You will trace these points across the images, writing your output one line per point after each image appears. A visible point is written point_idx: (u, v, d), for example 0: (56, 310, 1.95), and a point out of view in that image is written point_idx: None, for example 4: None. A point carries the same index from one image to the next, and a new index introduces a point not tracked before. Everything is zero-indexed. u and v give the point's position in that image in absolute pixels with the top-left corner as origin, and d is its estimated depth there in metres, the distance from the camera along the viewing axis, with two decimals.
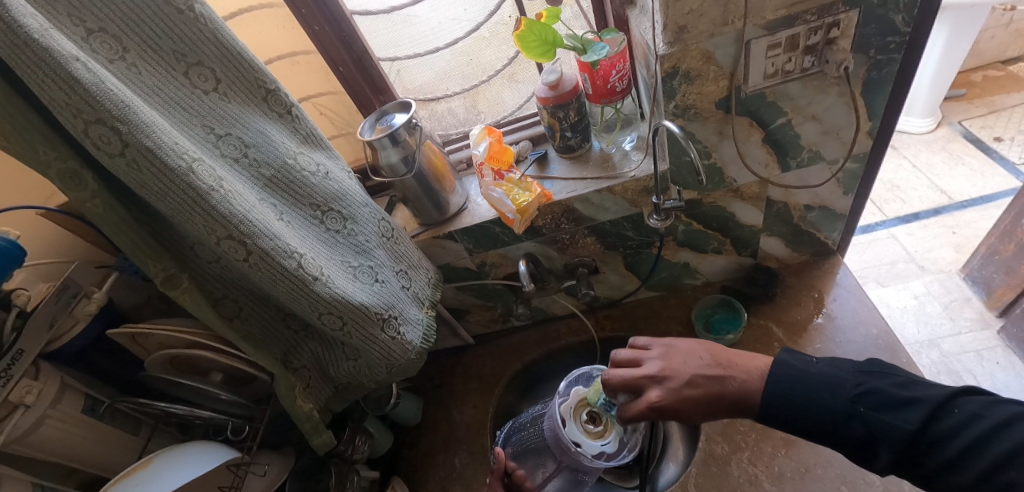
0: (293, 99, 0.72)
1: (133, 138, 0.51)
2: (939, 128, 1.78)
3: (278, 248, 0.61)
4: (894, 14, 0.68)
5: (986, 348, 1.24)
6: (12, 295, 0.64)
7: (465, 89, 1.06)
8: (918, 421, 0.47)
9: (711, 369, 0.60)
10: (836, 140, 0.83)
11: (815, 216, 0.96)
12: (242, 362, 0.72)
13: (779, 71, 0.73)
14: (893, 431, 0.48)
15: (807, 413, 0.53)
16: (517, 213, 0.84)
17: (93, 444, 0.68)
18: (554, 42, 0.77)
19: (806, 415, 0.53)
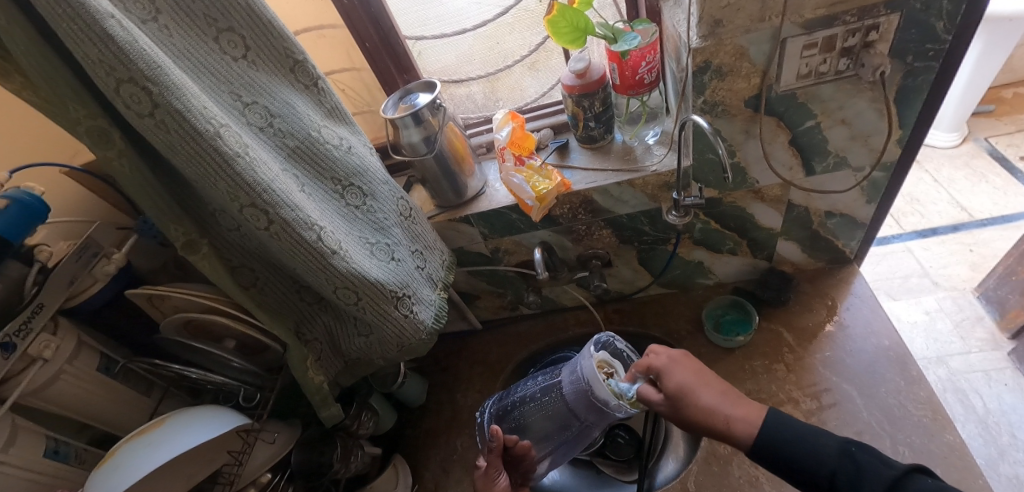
0: (320, 72, 0.72)
1: (163, 100, 0.51)
2: (964, 143, 1.75)
3: (299, 219, 0.62)
4: (936, 20, 0.66)
5: (995, 368, 1.22)
6: (35, 250, 0.65)
7: (485, 74, 1.05)
8: (901, 471, 0.50)
9: (708, 404, 0.63)
10: (864, 147, 0.81)
11: (835, 223, 0.95)
12: (255, 330, 0.73)
13: (812, 72, 0.72)
14: (874, 474, 0.50)
15: (790, 455, 0.56)
16: (536, 201, 0.84)
17: (107, 402, 0.69)
18: (585, 29, 0.76)
19: (790, 448, 0.56)
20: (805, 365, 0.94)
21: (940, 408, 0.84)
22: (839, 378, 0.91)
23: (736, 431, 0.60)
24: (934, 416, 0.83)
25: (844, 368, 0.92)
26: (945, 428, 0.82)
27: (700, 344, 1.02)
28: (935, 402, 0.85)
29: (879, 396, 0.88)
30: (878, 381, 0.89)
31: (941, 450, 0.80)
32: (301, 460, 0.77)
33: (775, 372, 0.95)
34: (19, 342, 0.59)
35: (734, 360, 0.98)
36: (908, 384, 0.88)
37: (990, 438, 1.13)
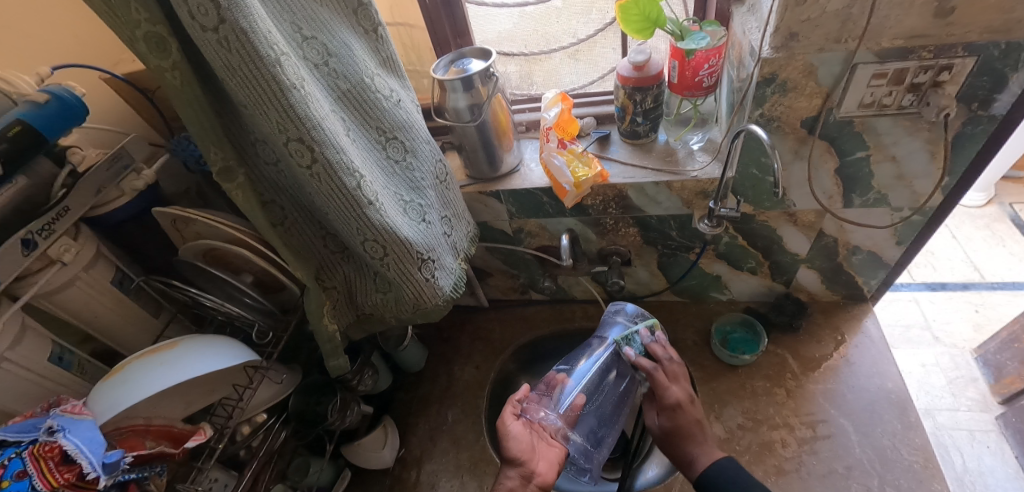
0: (381, 18, 0.70)
1: (230, 16, 0.49)
2: (988, 205, 1.75)
3: (342, 163, 0.60)
4: (1011, 70, 0.65)
5: (980, 429, 1.23)
6: (67, 152, 0.63)
7: (525, 54, 1.04)
8: None
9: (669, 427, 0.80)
10: (908, 188, 0.81)
11: (860, 259, 0.94)
12: (278, 270, 0.72)
13: (875, 103, 0.70)
14: None
15: None
16: (573, 186, 0.83)
17: (116, 316, 0.68)
18: (655, 20, 0.75)
19: None
20: (806, 394, 0.94)
21: (933, 457, 0.84)
22: (837, 412, 0.92)
23: (703, 465, 0.75)
24: (925, 464, 0.84)
25: (843, 403, 0.92)
26: (935, 477, 0.82)
27: (703, 357, 1.02)
28: (928, 450, 0.85)
29: (873, 435, 0.88)
30: (875, 421, 0.90)
31: None
32: (298, 403, 0.81)
33: (774, 395, 0.95)
34: (41, 242, 0.58)
35: (735, 378, 0.98)
36: (904, 428, 0.88)
37: None
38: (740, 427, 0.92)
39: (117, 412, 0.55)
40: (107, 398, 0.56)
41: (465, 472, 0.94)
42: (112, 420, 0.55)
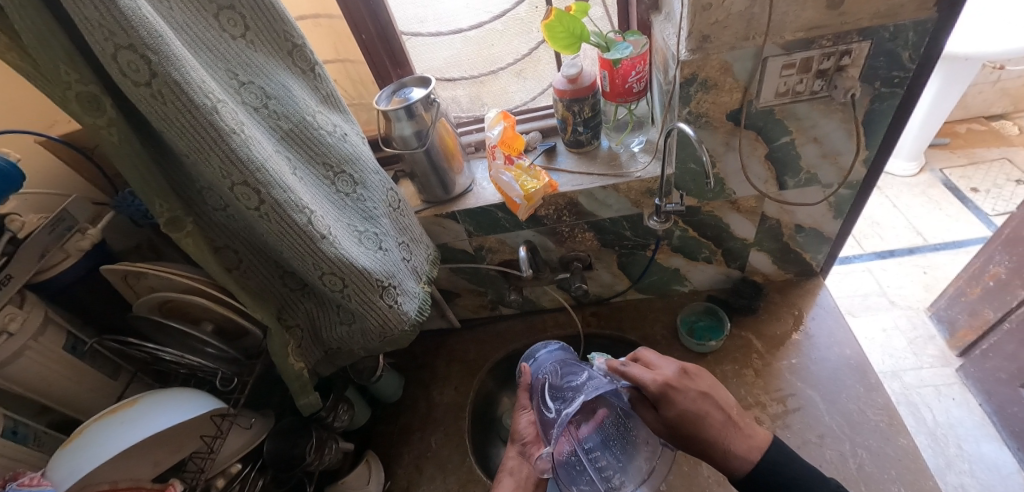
0: (318, 58, 0.72)
1: (162, 70, 0.50)
2: (921, 173, 1.86)
3: (291, 201, 0.61)
4: (902, 49, 0.71)
5: (944, 384, 1.29)
6: (5, 219, 0.62)
7: (469, 78, 1.07)
8: None
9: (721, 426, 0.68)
10: (833, 165, 0.86)
11: (804, 236, 1.00)
12: (238, 315, 0.72)
13: (789, 91, 0.76)
14: None
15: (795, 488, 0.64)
16: (523, 199, 0.86)
17: (71, 382, 0.66)
18: (580, 36, 0.79)
19: None
20: (773, 371, 0.98)
21: (896, 414, 0.88)
22: (804, 384, 0.95)
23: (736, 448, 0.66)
24: (890, 421, 0.88)
25: (808, 374, 0.96)
26: (900, 432, 0.86)
27: (673, 349, 1.05)
28: (891, 408, 0.89)
29: (840, 401, 0.92)
30: (840, 387, 0.94)
31: (896, 453, 0.84)
32: (274, 448, 0.76)
33: (744, 376, 0.99)
34: None
35: (705, 365, 1.02)
36: (867, 390, 0.92)
37: (939, 449, 1.19)
38: None
39: (77, 478, 0.54)
40: (65, 465, 0.54)
41: None
42: (73, 488, 0.54)
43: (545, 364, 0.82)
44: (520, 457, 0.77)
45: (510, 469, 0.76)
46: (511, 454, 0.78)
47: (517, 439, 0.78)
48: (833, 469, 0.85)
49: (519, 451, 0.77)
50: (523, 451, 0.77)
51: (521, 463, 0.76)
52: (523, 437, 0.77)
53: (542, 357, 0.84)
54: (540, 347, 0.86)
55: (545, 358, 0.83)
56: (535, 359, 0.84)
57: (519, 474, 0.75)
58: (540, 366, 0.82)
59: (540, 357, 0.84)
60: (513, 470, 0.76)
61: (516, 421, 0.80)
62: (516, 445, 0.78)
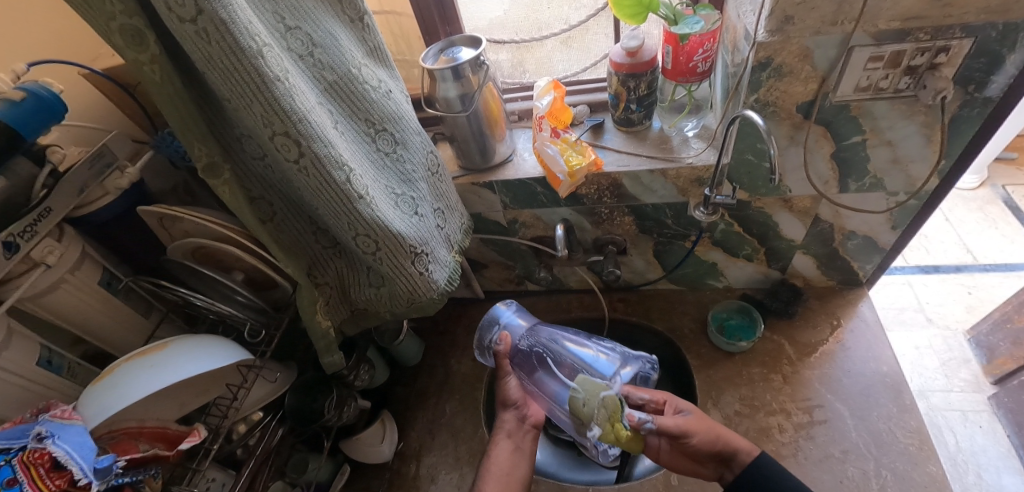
0: (367, 6, 0.68)
1: (209, 7, 0.47)
2: (981, 187, 1.74)
3: (330, 157, 0.59)
4: (1008, 51, 0.64)
5: (973, 409, 1.24)
6: (47, 150, 0.62)
7: (517, 41, 1.02)
8: None
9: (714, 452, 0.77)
10: (903, 172, 0.80)
11: (855, 244, 0.94)
12: (268, 267, 0.71)
13: (871, 86, 0.69)
14: None
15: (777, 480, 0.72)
16: (567, 176, 0.82)
17: (104, 318, 0.66)
18: (648, 5, 0.73)
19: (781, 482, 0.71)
20: (802, 379, 0.95)
21: (928, 439, 0.85)
22: (833, 396, 0.92)
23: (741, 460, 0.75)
24: (920, 446, 0.84)
25: (839, 387, 0.93)
26: (930, 458, 0.83)
27: (700, 344, 1.02)
28: (923, 432, 0.86)
29: (869, 419, 0.89)
30: (871, 404, 0.90)
31: (922, 479, 0.81)
32: (295, 402, 0.78)
33: (771, 381, 0.95)
34: (24, 244, 0.56)
35: (732, 364, 0.99)
36: (900, 411, 0.88)
37: (957, 475, 1.15)
38: (736, 413, 0.93)
39: (107, 416, 0.54)
40: (96, 401, 0.55)
41: (464, 464, 0.94)
42: (104, 424, 0.55)
43: (516, 331, 0.92)
44: (516, 420, 0.85)
45: (508, 431, 0.83)
46: (506, 417, 0.85)
47: (510, 404, 0.85)
48: (854, 486, 0.82)
49: (514, 415, 0.85)
50: (518, 415, 0.86)
51: (517, 425, 0.85)
52: (516, 401, 0.86)
53: (507, 321, 0.94)
54: (502, 309, 0.95)
55: (513, 323, 0.93)
56: (505, 321, 0.94)
57: (517, 436, 0.84)
58: (513, 329, 0.92)
59: (508, 321, 0.94)
60: (510, 432, 0.84)
61: (504, 389, 0.86)
62: (509, 409, 0.86)
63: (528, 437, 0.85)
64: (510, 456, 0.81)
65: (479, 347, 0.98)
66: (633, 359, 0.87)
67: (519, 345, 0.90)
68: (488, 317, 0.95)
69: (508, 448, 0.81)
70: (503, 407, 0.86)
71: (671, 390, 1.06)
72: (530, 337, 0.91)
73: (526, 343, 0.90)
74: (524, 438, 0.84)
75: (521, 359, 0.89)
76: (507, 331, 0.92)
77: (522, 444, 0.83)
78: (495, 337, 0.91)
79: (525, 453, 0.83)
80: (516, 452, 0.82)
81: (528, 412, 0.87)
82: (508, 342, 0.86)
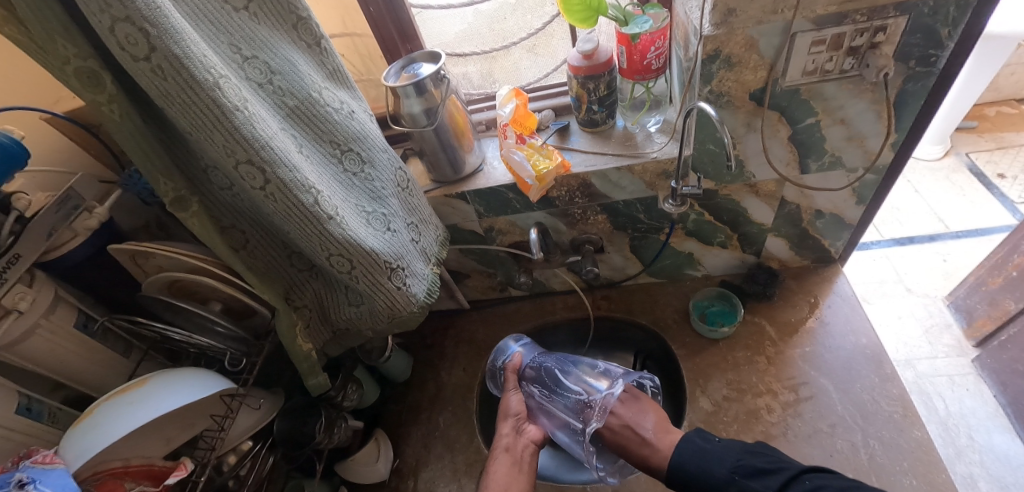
0: (323, 31, 0.70)
1: (161, 44, 0.48)
2: (946, 157, 1.79)
3: (297, 180, 0.60)
4: (941, 25, 0.67)
5: (959, 374, 1.27)
6: (11, 197, 0.61)
7: (481, 53, 1.04)
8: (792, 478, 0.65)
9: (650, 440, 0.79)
10: (859, 148, 0.83)
11: (824, 222, 0.97)
12: (245, 294, 0.71)
13: (817, 69, 0.72)
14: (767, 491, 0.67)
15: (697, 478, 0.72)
16: (535, 180, 0.83)
17: (83, 360, 0.66)
18: (597, 9, 0.75)
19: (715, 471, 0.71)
20: (786, 359, 0.96)
21: (911, 405, 0.87)
22: (817, 373, 0.94)
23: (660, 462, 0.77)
24: (905, 413, 0.86)
25: (822, 363, 0.95)
26: (915, 424, 0.85)
27: (684, 334, 1.04)
28: (906, 399, 0.87)
29: (854, 391, 0.90)
30: (854, 377, 0.92)
31: (909, 445, 0.83)
32: (284, 427, 0.77)
33: (756, 363, 0.97)
34: None
35: (717, 351, 1.00)
36: (882, 381, 0.90)
37: (949, 439, 1.18)
38: (725, 398, 0.94)
39: (89, 457, 0.54)
40: (78, 443, 0.55)
41: (461, 475, 0.94)
42: (86, 466, 0.55)
43: (528, 356, 0.98)
44: (513, 432, 0.86)
45: (505, 446, 0.84)
46: (505, 431, 0.86)
47: (510, 415, 0.88)
48: (843, 458, 0.84)
49: (513, 427, 0.87)
50: (515, 427, 0.87)
51: (515, 439, 0.85)
52: (515, 412, 0.89)
53: (515, 351, 0.99)
54: (510, 342, 1.00)
55: (526, 349, 0.99)
56: (513, 350, 0.99)
57: (515, 451, 0.83)
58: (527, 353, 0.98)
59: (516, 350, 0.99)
60: (508, 447, 0.84)
61: (505, 401, 0.91)
62: (507, 420, 0.88)
63: (527, 451, 0.84)
64: (509, 470, 0.80)
65: (494, 381, 1.02)
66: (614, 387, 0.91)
67: (527, 368, 0.96)
68: (499, 346, 1.02)
69: (506, 462, 0.81)
70: (503, 419, 0.89)
71: (661, 382, 1.07)
72: (538, 362, 0.96)
73: (533, 369, 0.96)
74: (522, 454, 0.83)
75: (530, 379, 0.95)
76: (518, 354, 0.98)
77: (520, 459, 0.82)
78: (505, 361, 0.98)
79: (524, 469, 0.81)
80: (513, 467, 0.81)
81: (525, 427, 0.88)
82: (518, 362, 0.95)
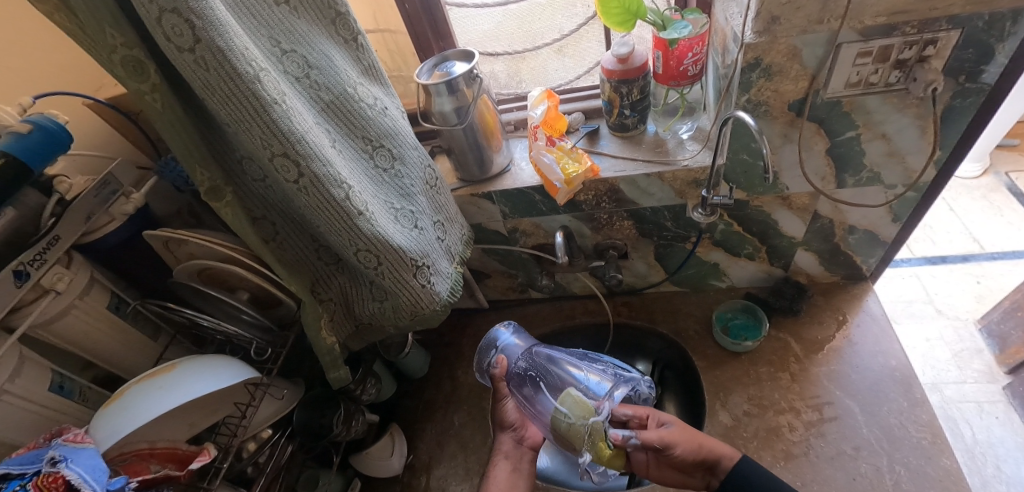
0: (361, 27, 0.70)
1: (206, 36, 0.49)
2: (984, 176, 1.73)
3: (329, 175, 0.60)
4: (996, 41, 0.64)
5: (988, 401, 1.23)
6: (54, 181, 0.63)
7: (511, 53, 1.03)
8: None
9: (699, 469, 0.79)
10: (899, 164, 0.80)
11: (856, 238, 0.94)
12: (271, 285, 0.72)
13: (861, 81, 0.70)
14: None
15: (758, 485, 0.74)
16: (563, 183, 0.83)
17: (114, 342, 0.67)
18: (636, 13, 0.74)
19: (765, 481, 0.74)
20: (810, 377, 0.94)
21: (941, 432, 0.84)
22: (842, 393, 0.91)
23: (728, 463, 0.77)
24: (934, 439, 0.84)
25: (848, 383, 0.92)
26: (944, 452, 0.82)
27: (705, 345, 1.02)
28: (936, 426, 0.85)
29: (880, 414, 0.88)
30: (881, 400, 0.89)
31: (937, 473, 0.80)
32: (303, 417, 0.78)
33: (779, 380, 0.95)
34: (33, 272, 0.58)
35: (739, 364, 0.98)
36: (910, 405, 0.88)
37: (975, 467, 1.14)
38: (746, 414, 0.92)
39: (119, 438, 0.55)
40: (108, 423, 0.56)
41: (474, 475, 0.94)
42: (114, 446, 0.56)
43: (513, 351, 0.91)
44: (513, 442, 0.88)
45: (505, 452, 0.86)
46: (503, 441, 0.88)
47: (508, 426, 0.88)
48: (867, 483, 0.81)
49: (512, 438, 0.88)
50: (514, 438, 0.88)
51: (514, 446, 0.87)
52: (512, 423, 0.89)
53: (506, 343, 0.93)
54: (500, 331, 0.95)
55: (512, 344, 0.92)
56: (502, 344, 0.93)
57: (514, 457, 0.86)
58: (511, 353, 0.91)
59: (506, 343, 0.93)
60: (507, 453, 0.86)
61: (501, 411, 0.89)
62: (506, 431, 0.89)
63: (525, 459, 0.87)
64: (509, 476, 0.83)
65: (479, 366, 0.98)
66: (624, 382, 0.84)
67: (516, 367, 0.89)
68: (488, 339, 0.95)
69: (506, 468, 0.84)
70: (501, 429, 0.89)
71: (680, 393, 1.05)
72: (528, 360, 0.90)
73: (522, 368, 0.89)
74: (520, 461, 0.86)
75: (517, 382, 0.89)
76: (503, 354, 0.91)
77: (519, 466, 0.85)
78: (491, 361, 0.92)
79: (524, 473, 0.85)
80: (514, 473, 0.84)
81: (524, 435, 0.89)
82: (505, 365, 0.88)
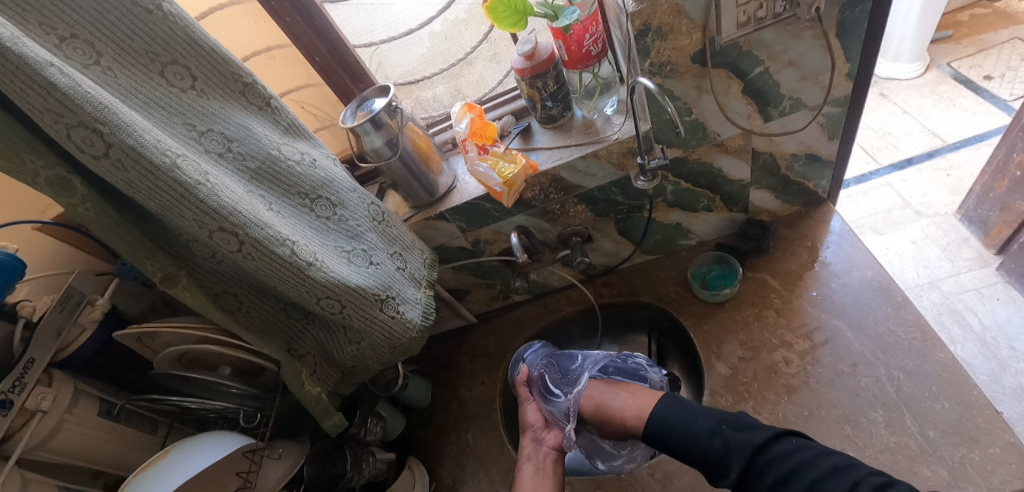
0: (272, 91, 0.72)
1: (116, 139, 0.52)
2: (927, 72, 1.75)
3: (270, 236, 0.62)
4: None
5: (986, 285, 1.24)
6: (18, 307, 0.67)
7: (446, 70, 1.08)
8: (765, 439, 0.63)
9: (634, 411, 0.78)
10: (815, 85, 0.82)
11: (802, 164, 0.96)
12: (248, 354, 0.74)
13: (751, 19, 0.72)
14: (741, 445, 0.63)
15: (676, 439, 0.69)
16: (504, 186, 0.85)
17: (112, 445, 0.69)
18: (524, 11, 0.77)
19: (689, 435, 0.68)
20: (794, 308, 0.96)
21: (929, 328, 0.86)
22: (828, 315, 0.92)
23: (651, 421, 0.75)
24: (924, 337, 0.85)
25: (832, 304, 0.93)
26: (936, 347, 0.84)
27: (689, 303, 1.04)
28: (923, 323, 0.86)
29: (868, 325, 0.89)
30: (866, 312, 0.91)
31: (935, 368, 0.82)
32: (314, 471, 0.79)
33: (765, 318, 0.96)
34: (16, 398, 0.60)
35: (725, 314, 1.00)
36: (895, 309, 0.89)
37: (990, 354, 1.15)
38: (741, 359, 0.93)
39: None
40: None
41: (499, 486, 0.95)
42: None
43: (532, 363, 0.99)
44: (534, 443, 0.87)
45: (528, 454, 0.86)
46: (526, 442, 0.88)
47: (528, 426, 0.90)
48: (871, 395, 0.82)
49: (532, 438, 0.88)
50: (535, 436, 0.89)
51: (535, 447, 0.86)
52: (534, 424, 0.90)
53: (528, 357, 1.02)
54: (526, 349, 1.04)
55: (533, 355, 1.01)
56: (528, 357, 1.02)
57: (537, 458, 0.85)
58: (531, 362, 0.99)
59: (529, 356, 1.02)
60: (529, 456, 0.85)
61: (523, 413, 0.93)
62: (527, 433, 0.90)
63: (549, 458, 0.85)
64: (533, 476, 0.82)
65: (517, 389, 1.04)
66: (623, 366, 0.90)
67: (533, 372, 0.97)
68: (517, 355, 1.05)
69: (530, 469, 0.83)
70: (523, 431, 0.91)
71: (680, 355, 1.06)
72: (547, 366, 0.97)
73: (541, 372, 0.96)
74: (544, 460, 0.84)
75: (536, 385, 0.95)
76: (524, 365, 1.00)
77: (544, 465, 0.84)
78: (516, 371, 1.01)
79: (548, 473, 0.82)
80: (538, 473, 0.82)
81: (545, 435, 0.89)
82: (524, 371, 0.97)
